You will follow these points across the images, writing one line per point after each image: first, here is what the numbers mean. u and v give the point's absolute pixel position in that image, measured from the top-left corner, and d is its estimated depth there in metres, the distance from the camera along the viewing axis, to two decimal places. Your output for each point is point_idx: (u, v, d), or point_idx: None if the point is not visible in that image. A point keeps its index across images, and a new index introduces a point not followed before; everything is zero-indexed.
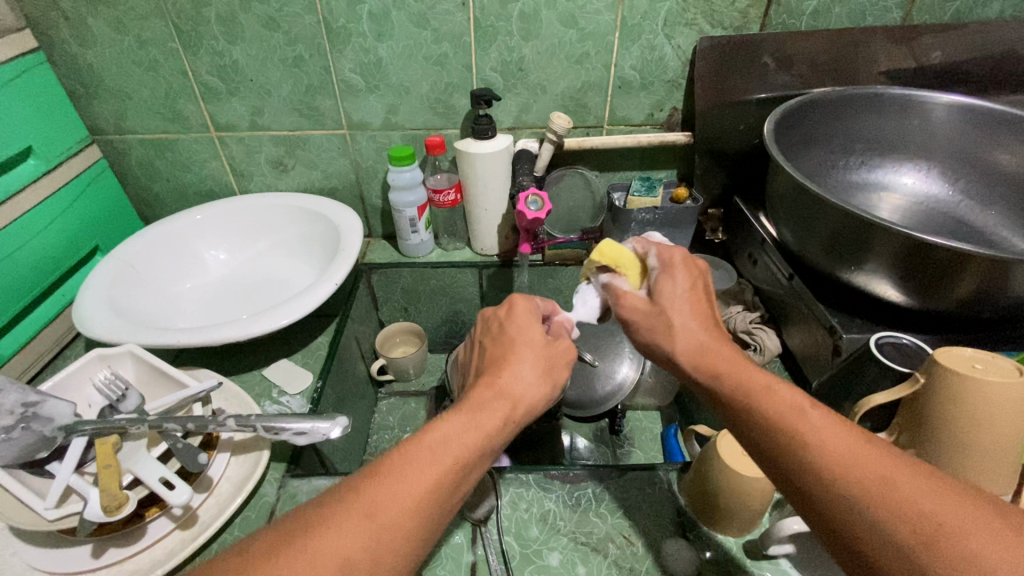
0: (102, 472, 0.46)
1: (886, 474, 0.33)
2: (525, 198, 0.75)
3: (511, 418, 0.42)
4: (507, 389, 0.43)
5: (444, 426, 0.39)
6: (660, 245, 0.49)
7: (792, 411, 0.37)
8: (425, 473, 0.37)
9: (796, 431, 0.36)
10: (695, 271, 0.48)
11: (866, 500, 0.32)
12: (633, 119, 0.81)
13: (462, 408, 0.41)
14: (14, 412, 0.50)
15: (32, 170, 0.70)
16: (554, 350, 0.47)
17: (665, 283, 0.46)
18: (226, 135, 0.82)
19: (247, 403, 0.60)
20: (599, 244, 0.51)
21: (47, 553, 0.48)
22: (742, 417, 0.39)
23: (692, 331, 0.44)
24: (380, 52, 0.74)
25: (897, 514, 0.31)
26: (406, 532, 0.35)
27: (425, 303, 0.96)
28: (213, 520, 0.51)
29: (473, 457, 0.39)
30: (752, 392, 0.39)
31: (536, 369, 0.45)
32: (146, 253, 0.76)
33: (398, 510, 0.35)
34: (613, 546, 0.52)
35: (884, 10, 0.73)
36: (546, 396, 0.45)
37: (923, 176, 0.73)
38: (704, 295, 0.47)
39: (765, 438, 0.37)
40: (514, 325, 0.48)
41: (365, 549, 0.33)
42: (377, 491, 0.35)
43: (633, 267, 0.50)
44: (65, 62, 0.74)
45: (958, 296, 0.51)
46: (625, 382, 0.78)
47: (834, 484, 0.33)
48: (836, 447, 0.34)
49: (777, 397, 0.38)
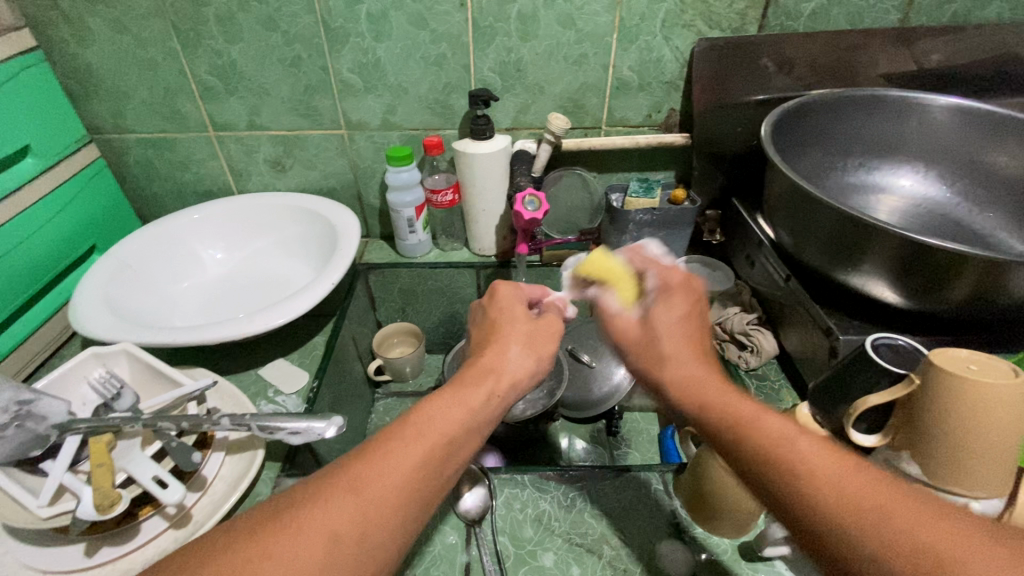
0: (94, 471, 0.46)
1: (879, 504, 0.31)
2: (522, 198, 0.76)
3: (496, 394, 0.41)
4: (492, 366, 0.43)
5: (428, 406, 0.39)
6: (660, 268, 0.50)
7: (784, 439, 0.36)
8: (409, 450, 0.36)
9: (788, 460, 0.35)
10: (692, 296, 0.48)
11: (861, 531, 0.31)
12: (631, 120, 0.81)
13: (449, 387, 0.41)
14: (7, 410, 0.49)
15: (30, 168, 0.70)
16: (539, 326, 0.47)
17: (659, 306, 0.46)
18: (224, 135, 0.82)
19: (241, 402, 0.60)
20: (594, 257, 0.54)
21: (40, 552, 0.47)
22: (730, 448, 0.38)
23: (678, 357, 0.43)
24: (379, 52, 0.74)
25: (893, 544, 0.30)
26: (392, 510, 0.34)
27: (423, 303, 0.96)
28: (207, 518, 0.50)
29: (461, 433, 0.39)
30: (741, 421, 0.38)
31: (521, 345, 0.45)
32: (140, 252, 0.75)
33: (383, 485, 0.35)
34: (608, 548, 0.52)
35: (882, 11, 0.74)
36: (534, 370, 0.44)
37: (921, 179, 0.73)
38: (698, 321, 0.46)
39: (753, 470, 0.36)
40: (499, 307, 0.48)
41: (350, 523, 0.33)
42: (363, 467, 0.35)
43: (627, 284, 0.51)
44: (63, 60, 0.74)
45: (956, 297, 0.51)
46: (621, 384, 0.78)
47: (830, 513, 0.32)
48: (829, 476, 0.33)
49: (768, 424, 0.37)
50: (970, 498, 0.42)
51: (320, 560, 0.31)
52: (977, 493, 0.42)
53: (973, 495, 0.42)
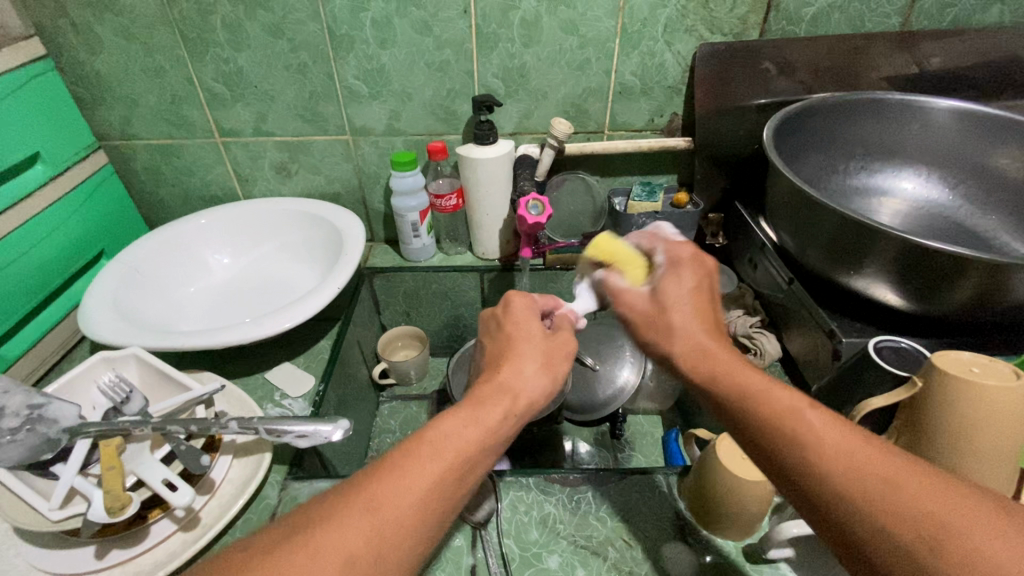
0: (105, 474, 0.46)
1: (890, 476, 0.32)
2: (526, 203, 0.76)
3: (512, 413, 0.42)
4: (507, 384, 0.43)
5: (443, 423, 0.40)
6: (667, 243, 0.49)
7: (794, 410, 0.36)
8: (426, 469, 0.37)
9: (798, 430, 0.35)
10: (703, 268, 0.47)
11: (873, 508, 0.31)
12: (634, 124, 0.82)
13: (465, 405, 0.41)
14: (18, 414, 0.51)
15: (39, 175, 0.71)
16: (554, 344, 0.47)
17: (670, 278, 0.46)
18: (230, 141, 0.83)
19: (249, 406, 0.61)
20: (599, 239, 0.54)
21: (50, 555, 0.48)
22: (740, 418, 0.38)
23: (686, 329, 0.43)
24: (383, 59, 0.75)
25: (898, 514, 0.31)
26: (408, 529, 0.35)
27: (427, 307, 0.96)
28: (216, 521, 0.51)
29: (476, 451, 0.39)
30: (749, 392, 0.38)
31: (537, 363, 0.45)
32: (148, 258, 0.76)
33: (399, 504, 0.35)
34: (613, 550, 0.52)
35: (883, 16, 0.73)
36: (549, 389, 0.44)
37: (923, 181, 0.73)
38: (710, 295, 0.45)
39: (762, 444, 0.36)
40: (514, 323, 0.48)
41: (366, 544, 0.33)
42: (378, 485, 0.36)
43: (633, 265, 0.50)
44: (73, 68, 0.75)
45: (958, 300, 0.51)
46: (626, 386, 0.79)
47: (840, 486, 0.32)
48: (838, 447, 0.34)
49: (777, 394, 0.37)
50: None
51: None
52: None
53: None
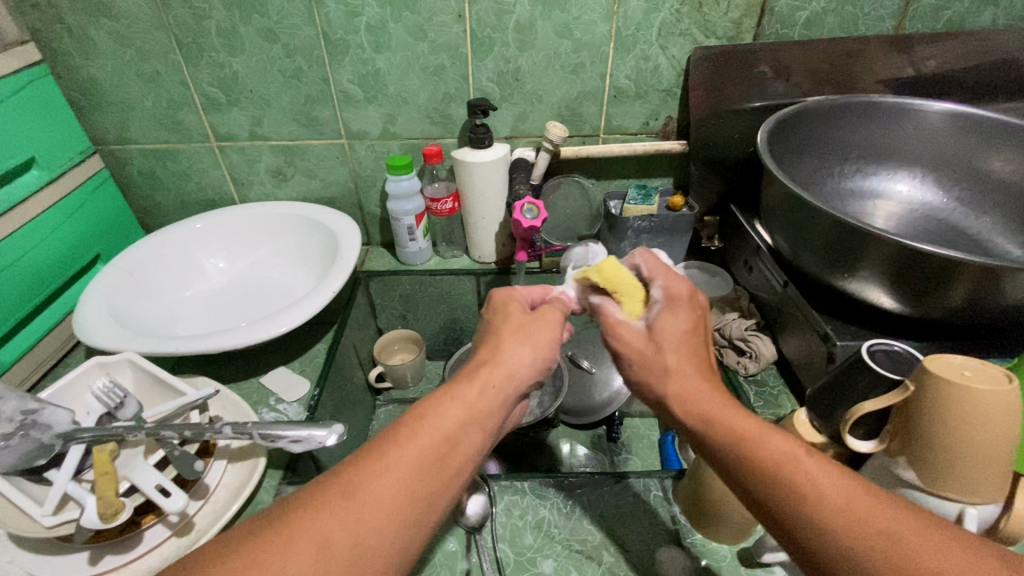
0: (99, 479, 0.46)
1: (889, 528, 0.32)
2: (521, 207, 0.77)
3: (492, 386, 0.42)
4: (487, 359, 0.43)
5: (423, 405, 0.40)
6: (667, 276, 0.47)
7: (791, 459, 0.35)
8: (404, 453, 0.37)
9: (796, 484, 0.34)
10: (699, 308, 0.46)
11: (874, 558, 0.31)
12: (629, 127, 0.82)
13: (445, 386, 0.41)
14: (12, 420, 0.51)
15: (34, 180, 0.71)
16: (533, 320, 0.47)
17: (665, 317, 0.44)
18: (226, 145, 0.83)
19: (243, 410, 0.61)
20: (602, 264, 0.49)
21: (43, 561, 0.48)
22: (733, 464, 0.37)
23: (682, 372, 0.41)
24: (378, 63, 0.75)
25: (899, 566, 0.31)
26: (389, 514, 0.35)
27: (423, 310, 0.96)
28: (209, 526, 0.51)
29: (457, 428, 0.39)
30: (744, 436, 0.37)
31: (516, 338, 0.45)
32: (143, 262, 0.76)
33: (377, 489, 0.35)
34: (608, 554, 0.52)
35: (876, 19, 0.73)
36: (532, 360, 0.44)
37: (917, 183, 0.73)
38: (703, 334, 0.44)
39: (758, 493, 0.36)
40: (494, 307, 0.49)
41: (344, 530, 0.33)
42: (355, 473, 0.36)
43: (633, 294, 0.48)
44: (69, 73, 0.76)
45: (952, 303, 0.51)
46: (622, 390, 0.78)
47: (842, 538, 0.32)
48: (838, 501, 0.33)
49: (773, 442, 0.36)
50: (967, 504, 0.42)
51: (313, 567, 0.32)
52: (973, 499, 0.42)
53: (969, 501, 0.42)
